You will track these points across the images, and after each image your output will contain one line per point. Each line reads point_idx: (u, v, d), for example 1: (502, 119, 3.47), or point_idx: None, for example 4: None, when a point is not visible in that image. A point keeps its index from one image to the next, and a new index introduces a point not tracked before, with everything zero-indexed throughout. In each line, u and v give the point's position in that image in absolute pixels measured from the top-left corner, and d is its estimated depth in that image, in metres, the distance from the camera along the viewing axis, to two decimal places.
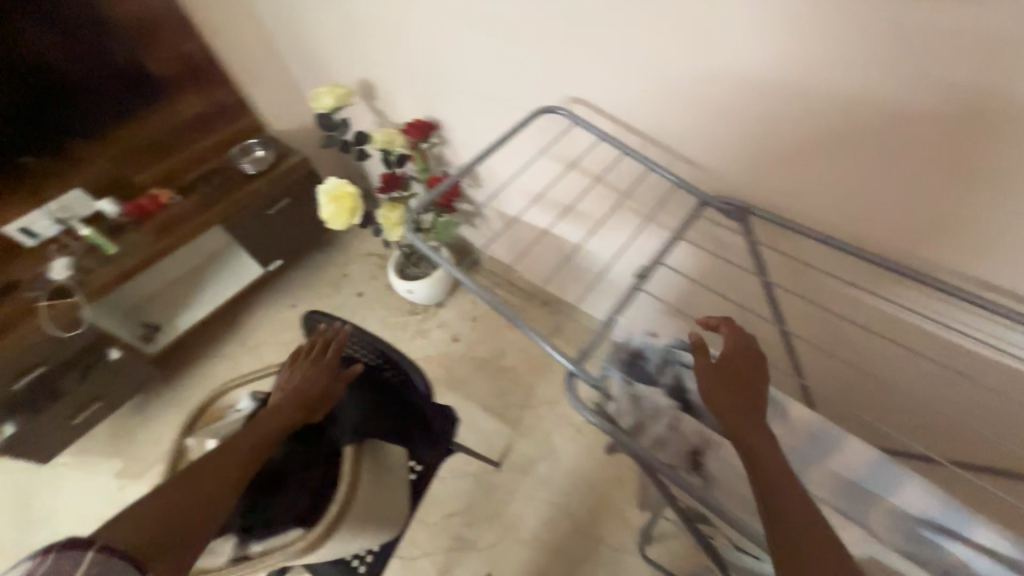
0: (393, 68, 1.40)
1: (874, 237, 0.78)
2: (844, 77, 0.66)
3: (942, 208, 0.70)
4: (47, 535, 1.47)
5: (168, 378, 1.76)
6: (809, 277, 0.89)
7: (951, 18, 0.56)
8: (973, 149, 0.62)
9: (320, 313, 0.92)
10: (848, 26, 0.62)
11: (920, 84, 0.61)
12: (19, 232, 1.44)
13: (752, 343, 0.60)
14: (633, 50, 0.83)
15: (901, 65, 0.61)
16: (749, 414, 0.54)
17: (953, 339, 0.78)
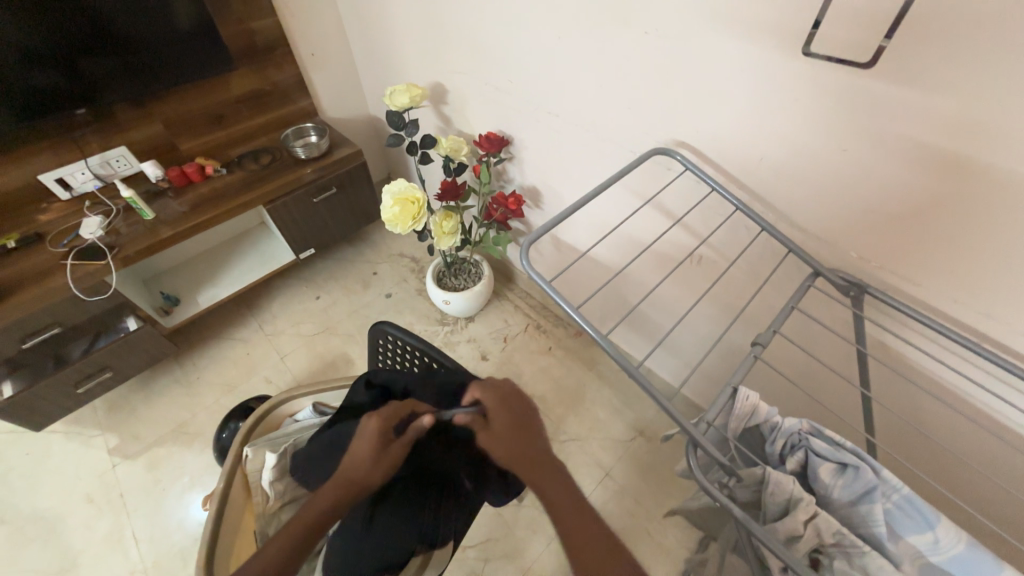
0: (472, 77, 1.35)
1: (996, 338, 0.73)
2: (998, 175, 0.62)
3: (998, 290, 0.69)
4: (27, 506, 1.37)
5: (177, 355, 1.68)
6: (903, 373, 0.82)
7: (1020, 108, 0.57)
8: (1010, 229, 0.64)
9: (390, 325, 0.84)
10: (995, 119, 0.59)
11: (989, 168, 0.62)
12: (55, 182, 1.38)
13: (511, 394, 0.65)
14: (755, 104, 0.80)
15: (966, 146, 0.62)
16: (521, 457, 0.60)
17: (982, 415, 0.75)
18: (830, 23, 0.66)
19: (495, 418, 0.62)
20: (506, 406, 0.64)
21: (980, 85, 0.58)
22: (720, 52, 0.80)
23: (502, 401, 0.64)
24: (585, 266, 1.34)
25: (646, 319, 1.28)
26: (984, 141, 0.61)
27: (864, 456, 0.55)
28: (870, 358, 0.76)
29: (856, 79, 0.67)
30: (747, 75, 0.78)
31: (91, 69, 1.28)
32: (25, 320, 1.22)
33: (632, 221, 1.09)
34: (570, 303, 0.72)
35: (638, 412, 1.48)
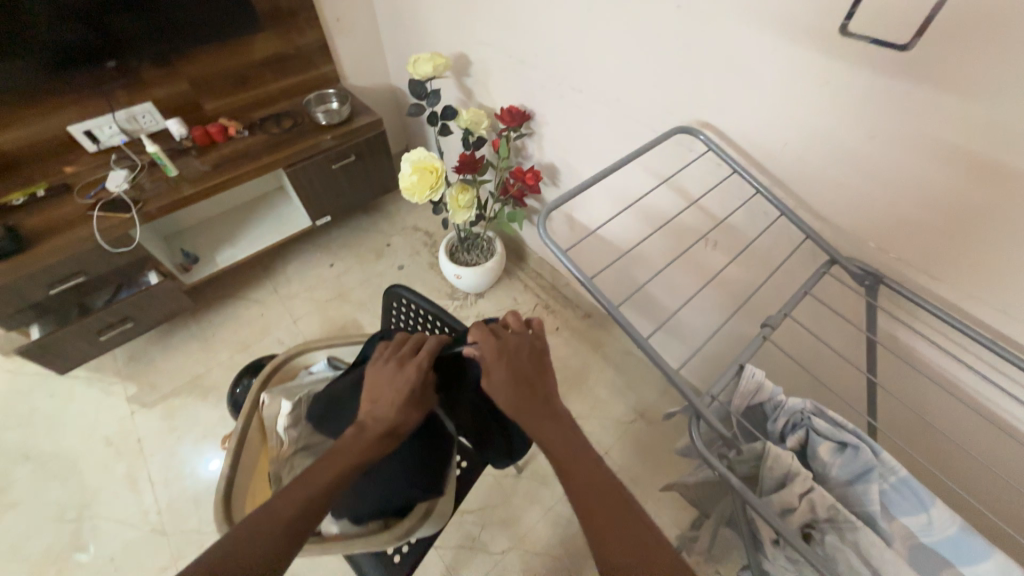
0: (496, 48, 1.33)
1: (1010, 337, 0.72)
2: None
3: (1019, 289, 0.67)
4: (51, 444, 1.44)
5: (195, 312, 1.72)
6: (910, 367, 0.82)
7: None
8: None
9: (404, 288, 0.86)
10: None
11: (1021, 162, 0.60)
12: (83, 135, 1.41)
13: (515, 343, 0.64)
14: (784, 87, 0.78)
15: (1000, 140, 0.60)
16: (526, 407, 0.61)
17: (987, 412, 0.75)
18: (868, 5, 0.63)
19: (496, 374, 0.61)
20: (507, 360, 0.62)
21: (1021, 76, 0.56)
22: (750, 32, 0.78)
23: (501, 354, 0.62)
24: (598, 246, 1.34)
25: (655, 303, 1.29)
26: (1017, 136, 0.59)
27: (865, 437, 0.56)
28: (880, 348, 0.77)
29: (891, 66, 0.65)
30: (777, 57, 0.76)
31: (117, 23, 1.28)
32: (53, 267, 1.27)
33: (650, 201, 1.08)
34: (584, 274, 0.72)
35: (640, 395, 1.50)
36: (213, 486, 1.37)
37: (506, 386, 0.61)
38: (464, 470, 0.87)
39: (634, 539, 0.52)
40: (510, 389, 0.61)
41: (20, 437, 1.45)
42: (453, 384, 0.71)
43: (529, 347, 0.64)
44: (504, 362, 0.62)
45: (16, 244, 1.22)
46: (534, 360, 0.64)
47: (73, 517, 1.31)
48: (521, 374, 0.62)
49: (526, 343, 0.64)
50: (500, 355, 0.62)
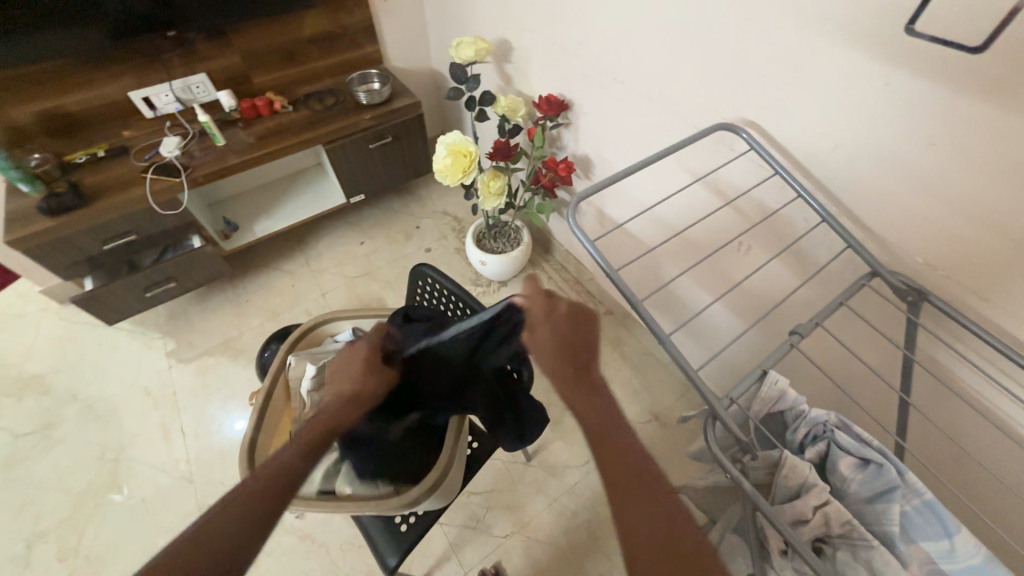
0: (539, 35, 1.32)
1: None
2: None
3: None
4: (96, 389, 1.55)
5: (231, 278, 1.81)
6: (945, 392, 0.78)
7: None
8: None
9: (430, 267, 0.88)
10: None
11: None
12: (142, 101, 1.49)
13: (565, 309, 0.62)
14: (837, 87, 0.74)
15: None
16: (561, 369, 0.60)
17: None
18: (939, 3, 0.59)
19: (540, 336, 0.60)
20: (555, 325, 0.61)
21: None
22: (807, 27, 0.74)
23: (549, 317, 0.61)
24: (626, 242, 1.32)
25: (680, 304, 1.27)
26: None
27: (890, 454, 0.54)
28: (917, 367, 0.73)
29: (958, 69, 0.61)
30: (833, 56, 0.73)
31: None
32: (108, 224, 1.35)
33: (683, 199, 1.06)
34: (609, 266, 0.72)
35: (657, 397, 1.49)
36: (238, 443, 1.44)
37: (550, 350, 0.60)
38: (475, 450, 0.89)
39: (645, 495, 0.54)
40: (554, 352, 0.60)
41: (70, 381, 1.56)
42: (473, 365, 0.73)
43: (578, 317, 0.62)
44: (552, 325, 0.61)
45: (77, 200, 1.31)
46: (581, 328, 0.62)
47: (111, 457, 1.41)
48: (566, 339, 0.61)
49: (576, 311, 0.62)
50: (548, 317, 0.61)
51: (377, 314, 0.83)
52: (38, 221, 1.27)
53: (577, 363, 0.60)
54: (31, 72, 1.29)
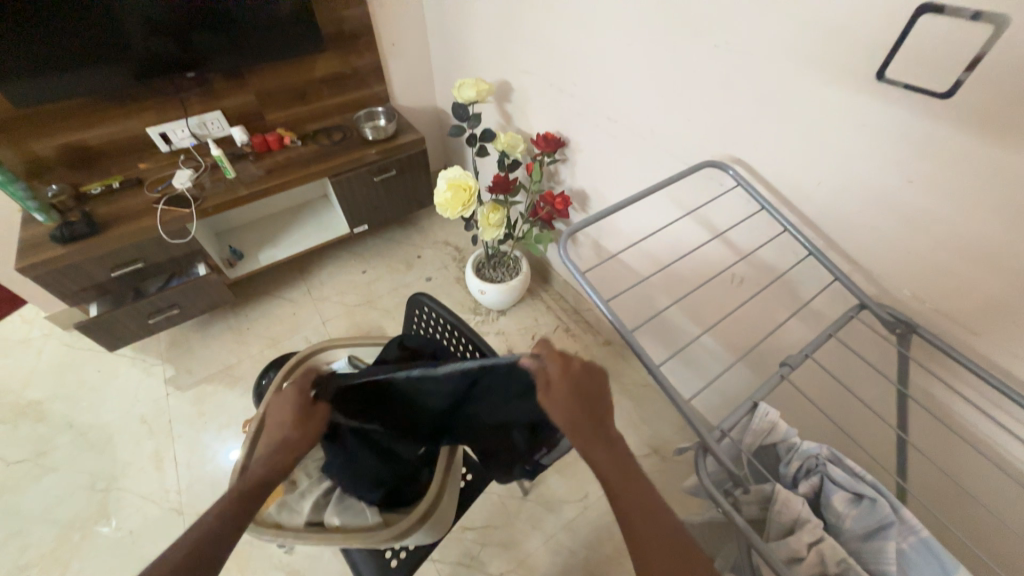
0: (538, 78, 1.40)
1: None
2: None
3: None
4: (93, 416, 1.54)
5: (234, 305, 1.83)
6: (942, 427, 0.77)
7: None
8: None
9: (427, 297, 0.90)
10: None
11: None
12: (159, 136, 1.56)
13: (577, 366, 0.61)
14: (817, 128, 0.78)
15: None
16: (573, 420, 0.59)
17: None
18: (906, 52, 0.63)
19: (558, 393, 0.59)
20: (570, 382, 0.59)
21: None
22: (787, 74, 0.79)
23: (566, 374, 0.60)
24: (622, 273, 1.34)
25: (676, 335, 1.27)
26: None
27: (883, 490, 0.53)
28: (911, 400, 0.73)
29: (931, 111, 0.64)
30: (813, 100, 0.77)
31: (200, 41, 1.43)
32: (117, 252, 1.39)
33: (675, 231, 1.09)
34: (601, 296, 0.73)
35: (656, 430, 1.47)
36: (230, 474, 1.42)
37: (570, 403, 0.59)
38: (469, 482, 0.88)
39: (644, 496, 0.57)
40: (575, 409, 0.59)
41: (66, 408, 1.56)
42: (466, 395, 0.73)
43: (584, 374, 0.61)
44: (565, 383, 0.60)
45: (89, 229, 1.35)
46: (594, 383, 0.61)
47: (101, 487, 1.39)
48: (579, 394, 0.60)
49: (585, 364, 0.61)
50: (564, 373, 0.60)
51: (373, 342, 0.85)
52: (50, 250, 1.31)
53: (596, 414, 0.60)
54: (57, 109, 1.37)
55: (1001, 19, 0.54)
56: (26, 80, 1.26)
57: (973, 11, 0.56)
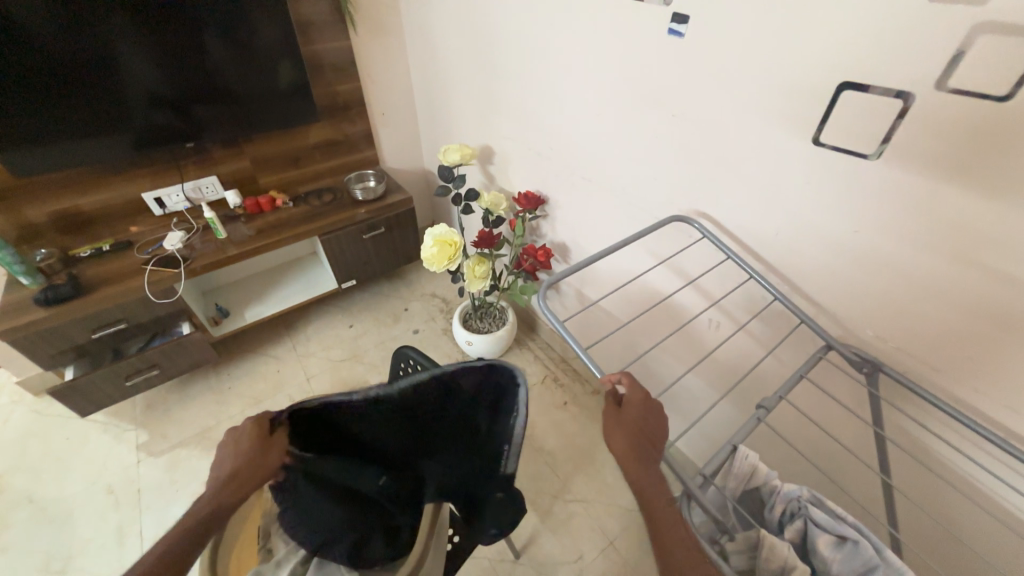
0: (517, 143, 1.51)
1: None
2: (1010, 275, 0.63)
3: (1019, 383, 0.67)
4: (54, 488, 1.45)
5: (216, 364, 1.80)
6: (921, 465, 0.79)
7: (1010, 214, 0.61)
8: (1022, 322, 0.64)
9: (412, 349, 0.91)
10: (989, 219, 0.63)
11: (991, 261, 0.64)
12: (154, 200, 1.62)
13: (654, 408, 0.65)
14: (770, 185, 0.86)
15: (964, 240, 0.66)
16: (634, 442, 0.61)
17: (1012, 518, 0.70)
18: (836, 119, 0.72)
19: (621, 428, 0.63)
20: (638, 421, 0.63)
21: (975, 187, 0.62)
22: (738, 139, 0.89)
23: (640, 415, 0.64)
24: (605, 321, 1.38)
25: (661, 381, 1.29)
26: (994, 237, 0.63)
27: (867, 533, 0.54)
28: (888, 439, 0.75)
29: (864, 169, 0.72)
30: (764, 160, 0.86)
31: (203, 113, 1.53)
32: (100, 313, 1.38)
33: (651, 280, 1.14)
34: (581, 345, 0.76)
35: (649, 480, 1.43)
36: None
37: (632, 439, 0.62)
38: (455, 545, 0.84)
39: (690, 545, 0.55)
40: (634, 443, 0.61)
41: (27, 479, 1.47)
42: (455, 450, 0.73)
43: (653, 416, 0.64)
44: (636, 413, 0.64)
45: (74, 291, 1.36)
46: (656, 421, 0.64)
47: (55, 569, 1.27)
48: (640, 427, 0.63)
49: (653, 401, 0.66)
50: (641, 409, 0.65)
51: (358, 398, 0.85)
52: (31, 312, 1.30)
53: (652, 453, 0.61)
54: (56, 177, 1.42)
55: (908, 94, 0.64)
56: (29, 151, 1.32)
57: (890, 88, 0.65)
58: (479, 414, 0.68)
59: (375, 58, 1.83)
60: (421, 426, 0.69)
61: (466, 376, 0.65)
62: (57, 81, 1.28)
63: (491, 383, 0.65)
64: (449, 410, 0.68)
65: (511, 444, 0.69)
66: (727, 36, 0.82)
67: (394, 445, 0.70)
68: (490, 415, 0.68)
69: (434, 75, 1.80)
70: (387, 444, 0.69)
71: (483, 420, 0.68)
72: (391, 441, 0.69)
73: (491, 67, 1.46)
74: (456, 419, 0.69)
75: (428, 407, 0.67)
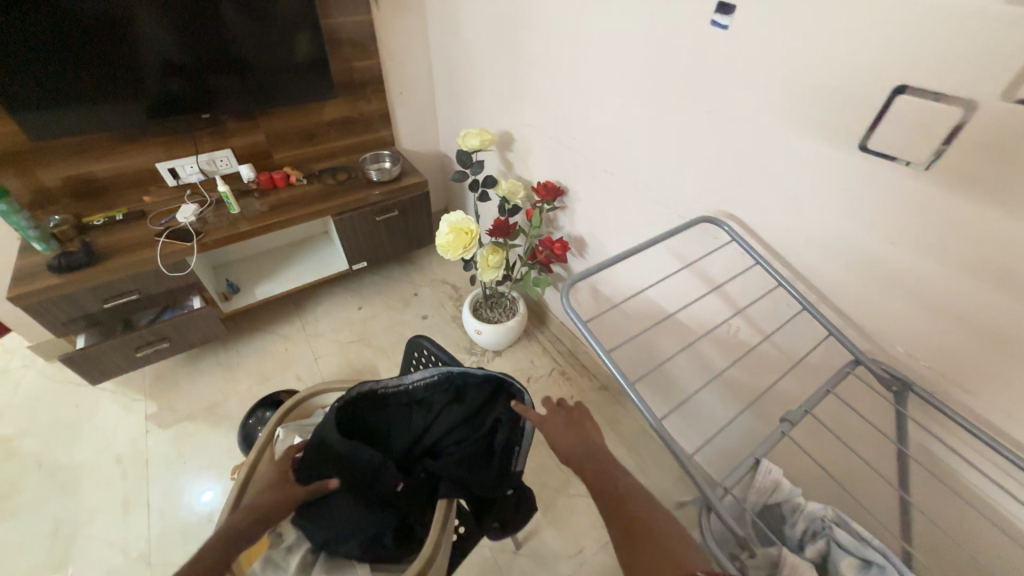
0: (539, 131, 1.47)
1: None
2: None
3: None
4: (65, 454, 1.47)
5: (225, 339, 1.80)
6: (943, 488, 0.76)
7: None
8: None
9: (426, 339, 0.90)
10: None
11: None
12: (168, 171, 1.60)
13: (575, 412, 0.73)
14: (807, 190, 0.82)
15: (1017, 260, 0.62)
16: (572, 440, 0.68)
17: None
18: (887, 124, 0.67)
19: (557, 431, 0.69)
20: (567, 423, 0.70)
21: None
22: (774, 139, 0.84)
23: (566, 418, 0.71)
24: (619, 317, 1.36)
25: (672, 382, 1.28)
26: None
27: (894, 559, 0.51)
28: (911, 460, 0.73)
29: (910, 181, 0.68)
30: (801, 162, 0.81)
31: (218, 83, 1.49)
32: (111, 283, 1.38)
33: (671, 281, 1.11)
34: (603, 347, 0.73)
35: (652, 479, 1.43)
36: (205, 518, 1.35)
37: (570, 449, 0.67)
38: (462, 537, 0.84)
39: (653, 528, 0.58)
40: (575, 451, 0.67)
41: (39, 443, 1.49)
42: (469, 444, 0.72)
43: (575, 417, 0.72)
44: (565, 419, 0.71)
45: (87, 259, 1.35)
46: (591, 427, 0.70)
47: (66, 534, 1.30)
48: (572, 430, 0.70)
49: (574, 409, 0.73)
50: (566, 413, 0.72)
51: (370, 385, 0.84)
52: (44, 279, 1.30)
53: (589, 456, 0.66)
54: (69, 143, 1.41)
55: (965, 101, 0.59)
56: (42, 115, 1.30)
57: (934, 90, 0.61)
58: (487, 417, 0.72)
59: (395, 35, 1.78)
60: (433, 428, 0.72)
61: (474, 376, 0.73)
62: (69, 43, 1.24)
63: (494, 380, 0.73)
64: (461, 407, 0.72)
65: (520, 445, 0.72)
66: (771, 30, 0.77)
67: (407, 449, 0.72)
68: (498, 414, 0.72)
69: (456, 55, 1.75)
70: (401, 446, 0.72)
71: (492, 422, 0.72)
72: (405, 440, 0.72)
73: (515, 50, 1.42)
74: (465, 421, 0.72)
75: (439, 408, 0.73)
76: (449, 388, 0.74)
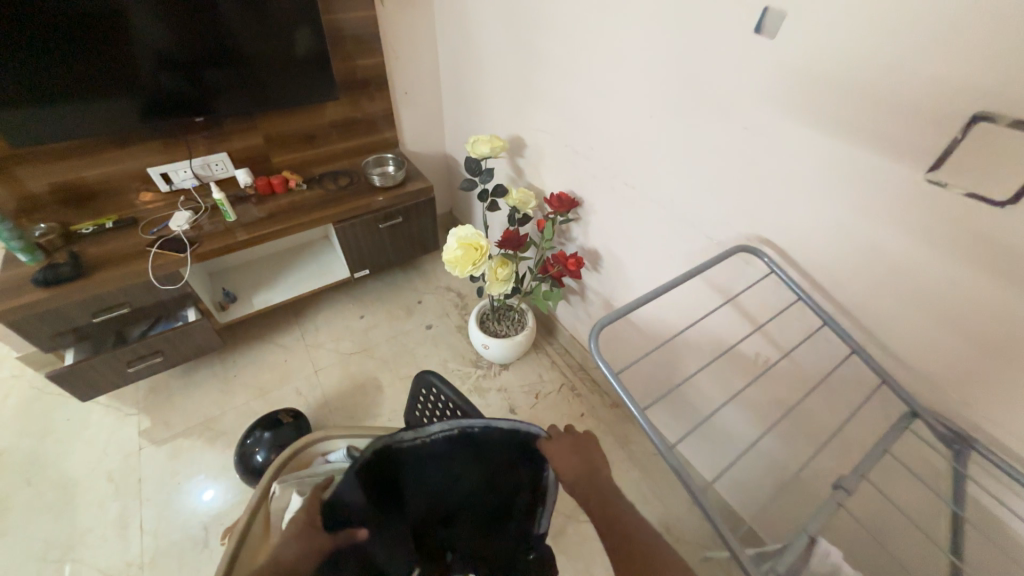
0: (552, 138, 1.39)
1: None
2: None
3: None
4: (56, 472, 1.41)
5: (223, 349, 1.74)
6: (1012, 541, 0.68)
7: None
8: None
9: (434, 375, 0.83)
10: None
11: None
12: (160, 176, 1.52)
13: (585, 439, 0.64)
14: (857, 222, 0.72)
15: None
16: (580, 473, 0.60)
17: None
18: (962, 155, 0.57)
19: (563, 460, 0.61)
20: (577, 454, 0.62)
21: None
22: (815, 161, 0.74)
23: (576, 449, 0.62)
24: (637, 338, 1.29)
25: (692, 408, 1.21)
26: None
27: None
28: (970, 526, 0.66)
29: (987, 223, 0.58)
30: (852, 192, 0.71)
31: (210, 84, 1.41)
32: (101, 296, 1.31)
33: (697, 306, 1.04)
34: (637, 404, 0.61)
35: (667, 505, 1.37)
36: (199, 543, 1.29)
37: (575, 478, 0.60)
38: None
39: None
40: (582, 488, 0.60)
41: (28, 459, 1.43)
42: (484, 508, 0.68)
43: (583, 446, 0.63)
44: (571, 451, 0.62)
45: (75, 272, 1.28)
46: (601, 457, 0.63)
47: (54, 558, 1.25)
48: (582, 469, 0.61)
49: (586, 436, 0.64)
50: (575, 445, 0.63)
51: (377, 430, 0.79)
52: (28, 293, 1.23)
53: (597, 492, 0.59)
54: (54, 147, 1.32)
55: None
56: (22, 118, 1.22)
57: (967, 113, 0.55)
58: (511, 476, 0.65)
59: (399, 31, 1.69)
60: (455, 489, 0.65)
61: (497, 430, 0.64)
62: (43, 41, 1.15)
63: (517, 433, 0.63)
64: (483, 469, 0.65)
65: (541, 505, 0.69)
66: (824, 39, 0.66)
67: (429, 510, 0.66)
68: (521, 474, 0.66)
69: (464, 53, 1.65)
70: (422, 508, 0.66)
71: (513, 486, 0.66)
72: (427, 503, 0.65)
73: (529, 51, 1.33)
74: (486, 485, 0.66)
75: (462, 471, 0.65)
76: (468, 448, 0.64)
